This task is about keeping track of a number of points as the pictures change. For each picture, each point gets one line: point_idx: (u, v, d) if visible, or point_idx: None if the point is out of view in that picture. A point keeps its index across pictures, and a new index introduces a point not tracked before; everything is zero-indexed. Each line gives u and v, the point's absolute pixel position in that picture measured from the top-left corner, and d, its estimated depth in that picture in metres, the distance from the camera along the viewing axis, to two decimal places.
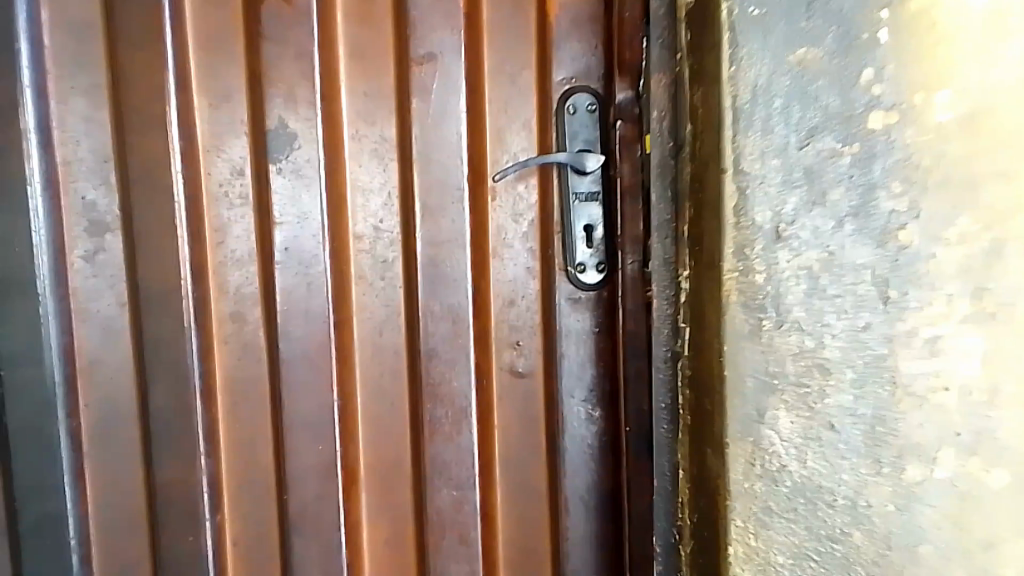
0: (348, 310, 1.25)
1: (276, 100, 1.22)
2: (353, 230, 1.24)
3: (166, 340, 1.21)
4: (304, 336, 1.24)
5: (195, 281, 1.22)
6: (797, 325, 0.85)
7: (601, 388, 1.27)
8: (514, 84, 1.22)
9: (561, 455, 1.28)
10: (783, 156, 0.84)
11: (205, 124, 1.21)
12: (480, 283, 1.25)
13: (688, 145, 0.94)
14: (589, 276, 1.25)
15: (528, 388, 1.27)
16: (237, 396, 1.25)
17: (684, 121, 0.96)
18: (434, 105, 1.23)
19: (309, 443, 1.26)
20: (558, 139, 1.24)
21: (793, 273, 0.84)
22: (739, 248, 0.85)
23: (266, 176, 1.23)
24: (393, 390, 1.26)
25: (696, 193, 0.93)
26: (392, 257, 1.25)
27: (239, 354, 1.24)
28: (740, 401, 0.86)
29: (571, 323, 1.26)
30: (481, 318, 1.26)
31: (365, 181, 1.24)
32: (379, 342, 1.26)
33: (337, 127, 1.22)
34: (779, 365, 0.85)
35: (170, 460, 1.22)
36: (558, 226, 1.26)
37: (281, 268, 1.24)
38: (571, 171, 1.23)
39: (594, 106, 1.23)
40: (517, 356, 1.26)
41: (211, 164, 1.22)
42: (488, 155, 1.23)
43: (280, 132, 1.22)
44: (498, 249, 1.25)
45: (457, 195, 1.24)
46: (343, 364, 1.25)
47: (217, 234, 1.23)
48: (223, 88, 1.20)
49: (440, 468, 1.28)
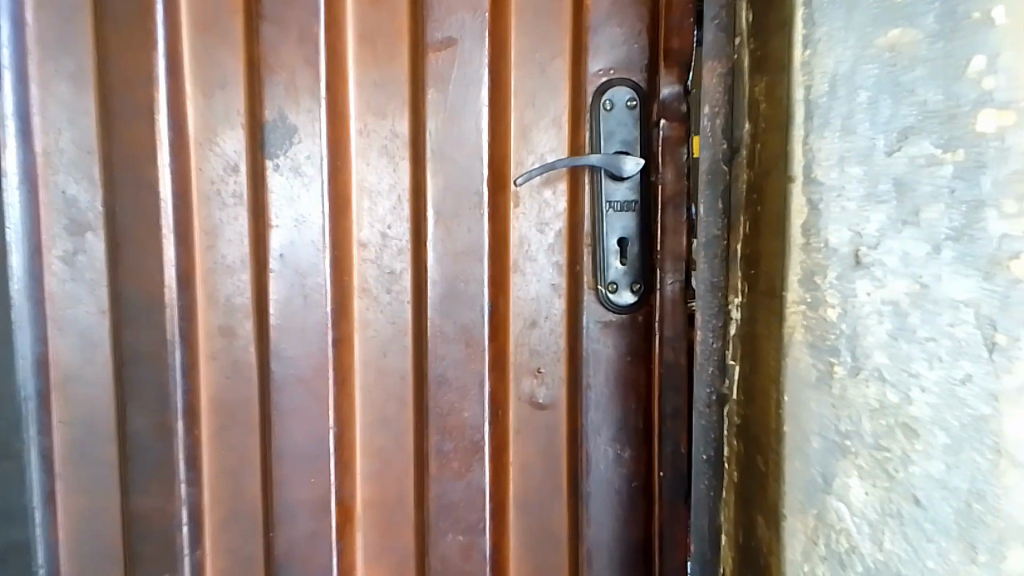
0: (350, 325, 1.12)
1: (277, 87, 1.07)
2: (358, 236, 1.11)
3: (146, 353, 1.10)
4: (298, 354, 1.10)
5: (182, 288, 1.09)
6: (877, 373, 0.68)
7: (632, 426, 1.11)
8: (543, 76, 1.07)
9: (584, 500, 1.12)
10: (866, 163, 0.68)
11: (197, 113, 1.08)
12: (499, 301, 1.11)
13: (746, 148, 0.79)
14: (623, 298, 1.09)
15: (550, 422, 1.11)
16: (224, 418, 1.12)
17: (742, 119, 0.80)
18: (455, 98, 1.08)
19: (301, 473, 1.12)
20: (592, 139, 1.08)
21: (874, 310, 0.68)
22: (807, 275, 0.71)
23: (262, 175, 1.09)
24: (398, 417, 1.12)
25: (754, 206, 0.78)
26: (400, 269, 1.11)
27: (228, 372, 1.11)
28: (802, 465, 0.73)
29: (598, 350, 1.10)
30: (498, 340, 1.11)
31: (373, 183, 1.10)
32: (384, 362, 1.12)
33: (343, 121, 1.09)
34: (852, 423, 0.70)
35: (148, 487, 1.11)
36: (590, 239, 1.09)
37: (277, 277, 1.10)
38: (606, 176, 1.07)
39: (635, 102, 1.07)
40: (538, 385, 1.11)
41: (203, 158, 1.08)
42: (513, 154, 1.08)
43: (278, 124, 1.08)
44: (519, 263, 1.10)
45: (475, 200, 1.09)
46: (341, 387, 1.11)
47: (208, 236, 1.10)
48: (218, 74, 1.07)
49: (446, 508, 1.13)
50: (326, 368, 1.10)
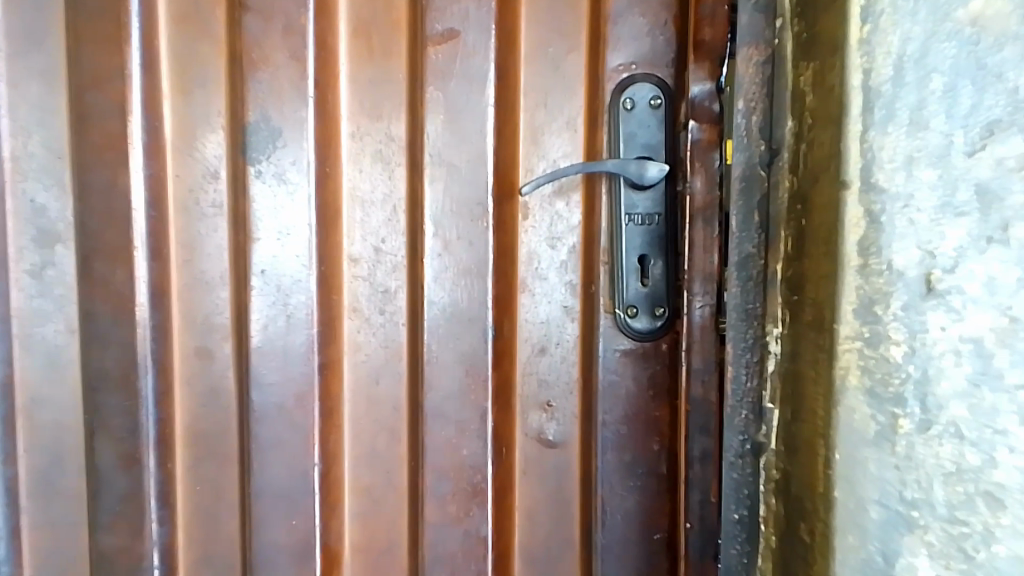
0: (338, 348, 1.00)
1: (261, 87, 0.97)
2: (348, 251, 0.99)
3: (115, 377, 0.99)
4: (279, 380, 0.99)
5: (153, 307, 0.99)
6: (953, 429, 0.55)
7: (655, 469, 0.98)
8: (556, 72, 0.95)
9: (597, 553, 0.99)
10: (941, 165, 0.54)
11: (175, 113, 0.98)
12: (504, 324, 0.98)
13: (791, 150, 0.66)
14: (642, 323, 0.95)
15: (560, 462, 0.98)
16: (200, 451, 1.01)
17: (785, 116, 0.67)
18: (458, 97, 0.96)
19: (280, 513, 1.01)
20: (610, 142, 0.95)
21: (949, 349, 0.54)
22: (865, 304, 0.57)
23: (243, 181, 0.98)
24: (390, 453, 1.01)
25: (798, 218, 0.64)
26: (394, 287, 0.99)
27: (205, 398, 1.01)
28: (857, 541, 0.59)
29: (615, 382, 0.97)
30: (503, 368, 0.99)
31: (366, 192, 0.99)
32: (376, 391, 1.00)
33: (333, 124, 0.98)
34: (920, 489, 0.56)
35: (116, 524, 1.01)
36: (606, 256, 0.96)
37: (257, 295, 0.99)
38: (626, 184, 0.94)
39: (660, 100, 0.94)
40: (548, 420, 0.98)
41: (183, 166, 0.98)
42: (521, 161, 0.97)
43: (262, 126, 0.97)
44: (527, 282, 0.97)
45: (477, 211, 0.97)
46: (327, 418, 1.00)
47: (186, 250, 0.99)
48: (199, 70, 0.98)
49: (440, 558, 1.00)
50: (310, 398, 0.99)
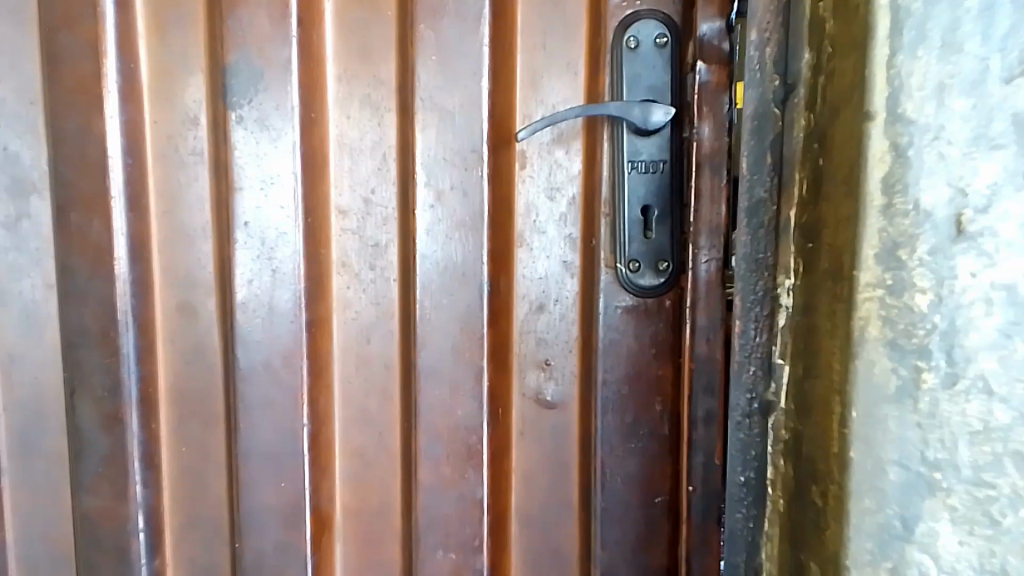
0: (326, 305, 0.96)
1: (242, 26, 0.90)
2: (336, 203, 0.95)
3: (94, 334, 0.94)
4: (265, 337, 0.94)
5: (133, 261, 0.94)
6: (981, 384, 0.51)
7: (657, 431, 0.93)
8: (557, 10, 0.89)
9: (596, 518, 0.95)
10: (975, 96, 0.50)
11: (151, 54, 0.93)
12: (500, 281, 0.93)
13: (808, 84, 0.60)
14: (646, 279, 0.90)
15: (558, 423, 0.95)
16: (185, 411, 0.97)
17: (803, 47, 0.61)
18: (449, 35, 0.90)
19: (269, 472, 0.96)
20: (613, 85, 0.89)
21: (979, 298, 0.50)
22: (888, 248, 0.52)
23: (224, 127, 0.92)
24: (381, 414, 0.97)
25: (815, 157, 0.59)
26: (385, 241, 0.95)
27: (190, 356, 0.97)
28: (875, 504, 0.54)
29: (616, 340, 0.92)
30: (499, 327, 0.94)
31: (354, 139, 0.93)
32: (366, 350, 0.96)
33: (319, 66, 0.92)
34: (945, 449, 0.52)
35: (97, 486, 0.97)
36: (608, 207, 0.90)
37: (241, 248, 0.93)
38: (630, 130, 0.88)
39: (666, 39, 0.88)
40: (546, 380, 0.94)
41: (162, 112, 0.94)
42: (519, 106, 0.91)
43: (242, 68, 0.91)
44: (525, 235, 0.92)
45: (471, 159, 0.91)
46: (316, 378, 0.96)
47: (168, 203, 0.95)
48: (176, 8, 0.92)
49: (435, 522, 0.96)
50: (298, 356, 0.94)
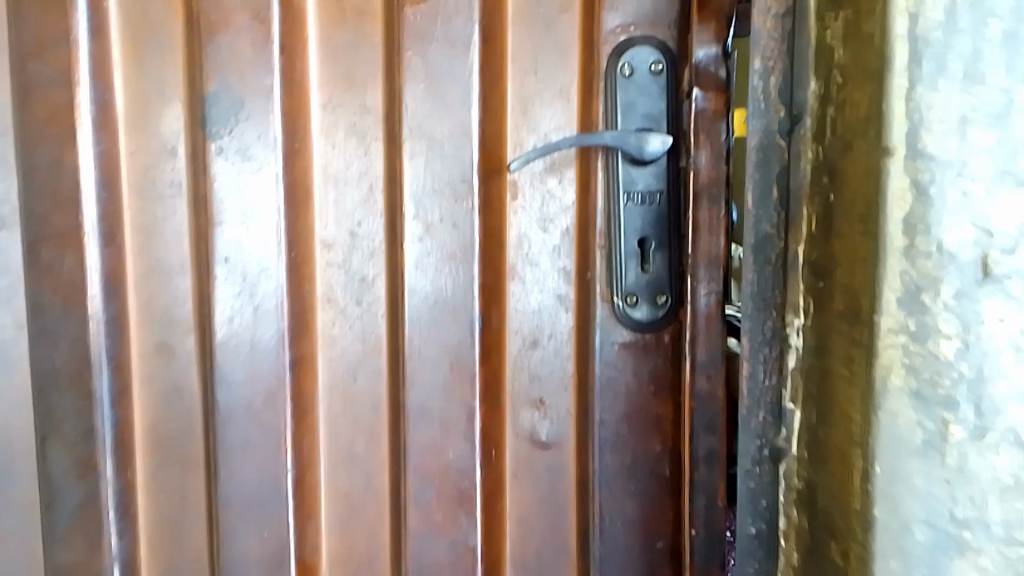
0: (311, 342, 0.92)
1: (222, 54, 0.87)
2: (320, 235, 0.90)
3: (67, 377, 0.90)
4: (247, 377, 0.91)
5: (107, 300, 0.90)
6: (1010, 435, 0.48)
7: (657, 471, 0.90)
8: (548, 35, 0.86)
9: (594, 564, 0.91)
10: (1000, 129, 0.47)
11: (126, 82, 0.89)
12: (492, 315, 0.89)
13: (818, 115, 0.57)
14: (643, 313, 0.86)
15: (554, 464, 0.91)
16: (162, 456, 0.93)
17: (811, 75, 0.58)
18: (438, 60, 0.87)
19: (250, 523, 0.92)
20: (606, 113, 0.86)
21: (1007, 344, 0.48)
22: (911, 292, 0.49)
23: (203, 160, 0.89)
24: (369, 457, 0.93)
25: (825, 193, 0.56)
26: (372, 275, 0.91)
27: (168, 397, 0.92)
28: (900, 566, 0.51)
29: (614, 377, 0.89)
30: (491, 364, 0.90)
31: (339, 169, 0.90)
32: (353, 388, 0.92)
33: (302, 93, 0.89)
34: (974, 506, 0.49)
35: (71, 537, 0.93)
36: (603, 238, 0.87)
37: (222, 285, 0.90)
38: (625, 159, 0.85)
39: (661, 66, 0.84)
40: (541, 419, 0.90)
41: (138, 142, 0.89)
42: (509, 135, 0.87)
43: (222, 97, 0.88)
44: (516, 267, 0.89)
45: (461, 190, 0.88)
46: (300, 420, 0.92)
47: (143, 236, 0.90)
48: (153, 33, 0.88)
49: (425, 568, 0.92)
50: (281, 397, 0.91)
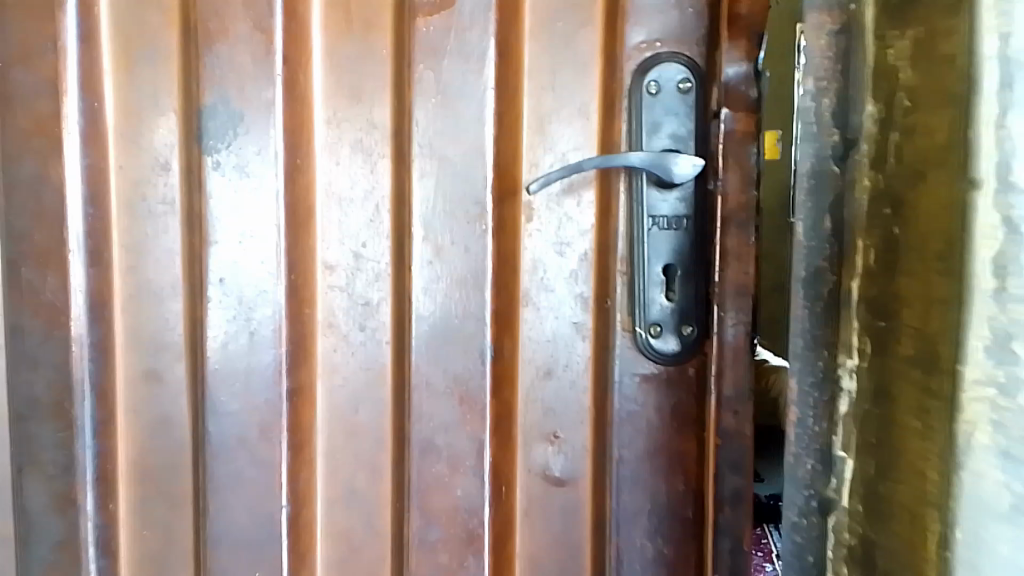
0: (310, 371, 0.86)
1: (220, 65, 0.81)
2: (322, 257, 0.85)
3: (46, 405, 0.83)
4: (241, 408, 0.84)
5: (92, 322, 0.83)
6: None
7: (679, 512, 0.84)
8: (567, 50, 0.81)
9: None
10: None
11: (118, 93, 0.84)
12: (504, 343, 0.84)
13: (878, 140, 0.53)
14: (667, 344, 0.81)
15: (568, 501, 0.85)
16: (148, 490, 0.87)
17: (869, 97, 0.54)
18: (451, 76, 0.81)
19: (241, 565, 0.86)
20: (630, 133, 0.80)
21: None
22: (1000, 339, 0.46)
23: (198, 175, 0.83)
24: (370, 492, 0.87)
25: (890, 226, 0.52)
26: (377, 300, 0.86)
27: (155, 427, 0.87)
28: None
29: (635, 412, 0.83)
30: (502, 396, 0.84)
31: (344, 189, 0.85)
32: (354, 420, 0.87)
33: (306, 108, 0.84)
34: None
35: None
36: (625, 265, 0.81)
37: (215, 308, 0.84)
38: (650, 182, 0.79)
39: (689, 84, 0.79)
40: (554, 454, 0.85)
41: (130, 156, 0.84)
42: (524, 154, 0.82)
43: (219, 109, 0.82)
44: (530, 293, 0.83)
45: (473, 211, 0.82)
46: (297, 452, 0.86)
47: (133, 255, 0.85)
48: (147, 42, 0.84)
49: None
50: (276, 429, 0.84)
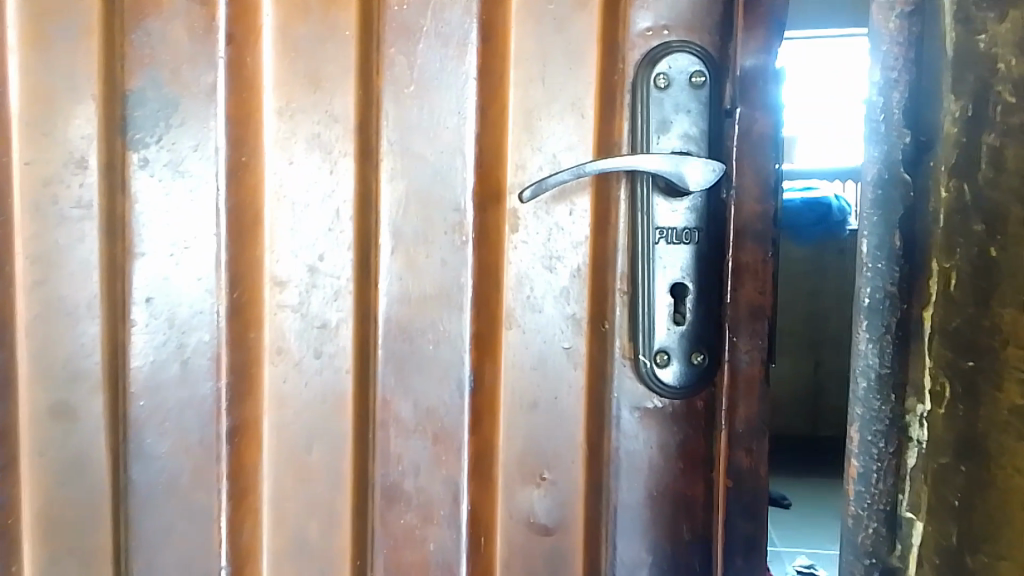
0: (255, 405, 0.73)
1: (150, 41, 0.69)
2: (271, 271, 0.73)
3: None
4: (172, 449, 0.72)
5: None
6: None
7: (684, 563, 0.73)
8: (561, 35, 0.70)
9: None
10: None
11: (25, 73, 0.72)
12: (485, 371, 0.72)
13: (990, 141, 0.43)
14: (674, 374, 0.70)
15: (556, 551, 0.74)
16: (59, 545, 0.74)
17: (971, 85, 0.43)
18: (427, 62, 0.70)
19: None
20: (635, 131, 0.69)
21: None
22: None
23: (121, 173, 0.70)
24: (325, 546, 0.75)
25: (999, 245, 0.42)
26: (336, 321, 0.73)
27: (68, 473, 0.74)
28: None
29: (635, 451, 0.72)
30: (481, 432, 0.73)
31: (297, 191, 0.72)
32: (306, 463, 0.74)
33: (255, 96, 0.71)
34: None
35: None
36: (625, 283, 0.70)
37: (141, 333, 0.71)
38: (659, 189, 0.68)
39: (703, 77, 0.68)
40: (540, 497, 0.73)
41: (40, 149, 0.72)
42: (509, 154, 0.71)
43: (148, 96, 0.70)
44: (515, 314, 0.72)
45: (452, 220, 0.71)
46: (240, 501, 0.73)
47: (41, 268, 0.72)
48: (59, 16, 0.71)
49: None
50: (213, 475, 0.72)
